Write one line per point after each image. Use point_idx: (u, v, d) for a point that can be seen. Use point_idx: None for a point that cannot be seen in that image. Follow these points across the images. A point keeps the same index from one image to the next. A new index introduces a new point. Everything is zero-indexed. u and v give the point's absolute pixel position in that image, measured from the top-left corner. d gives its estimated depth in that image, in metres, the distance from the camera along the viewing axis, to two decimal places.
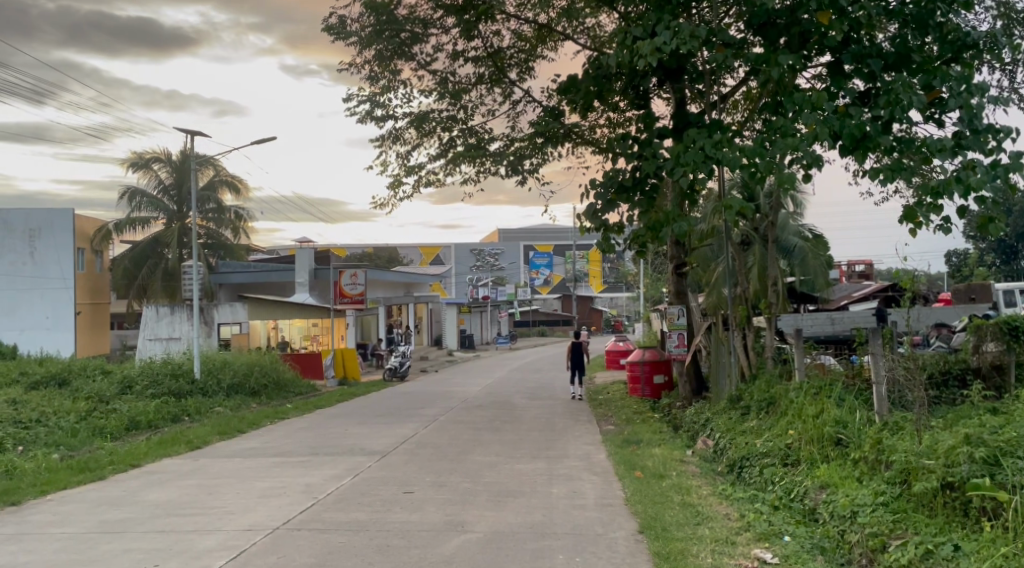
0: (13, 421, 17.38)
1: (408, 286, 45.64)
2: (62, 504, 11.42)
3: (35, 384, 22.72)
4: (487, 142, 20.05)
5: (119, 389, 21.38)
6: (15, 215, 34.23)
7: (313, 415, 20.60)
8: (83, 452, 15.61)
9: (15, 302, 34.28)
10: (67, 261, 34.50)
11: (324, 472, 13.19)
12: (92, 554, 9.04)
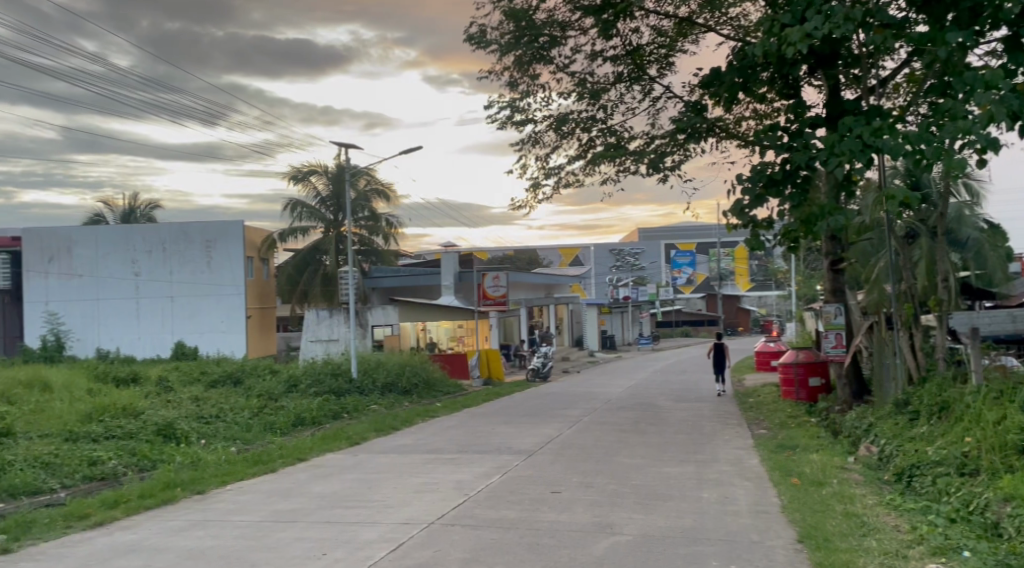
0: (196, 416, 18.38)
1: (549, 287, 45.71)
2: (239, 494, 11.87)
3: (214, 382, 24.04)
4: (628, 141, 19.71)
5: (285, 387, 22.36)
6: (192, 227, 36.02)
7: (461, 413, 20.81)
8: (256, 446, 16.31)
9: (194, 307, 36.32)
10: (239, 269, 36.10)
11: (474, 470, 13.23)
12: (267, 541, 9.31)
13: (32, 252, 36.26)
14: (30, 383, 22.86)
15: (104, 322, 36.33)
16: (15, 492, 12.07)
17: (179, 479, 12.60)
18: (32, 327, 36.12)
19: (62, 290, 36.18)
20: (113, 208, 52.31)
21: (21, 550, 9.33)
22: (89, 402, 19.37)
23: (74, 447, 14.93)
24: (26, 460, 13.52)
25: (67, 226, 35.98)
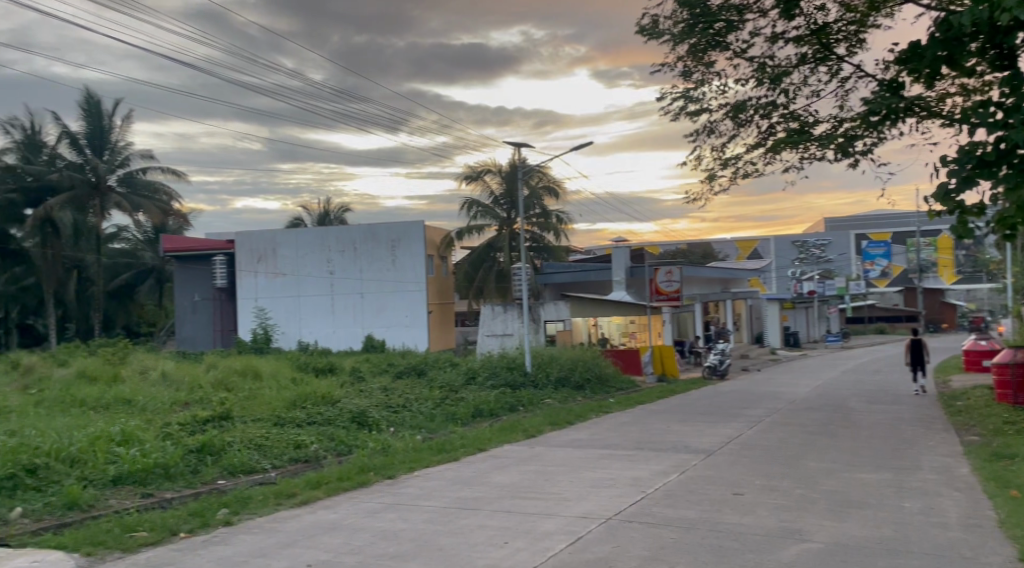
0: (386, 405, 18.88)
1: (726, 281, 44.26)
2: (424, 480, 11.94)
3: (400, 373, 24.75)
4: (813, 125, 18.55)
5: (464, 379, 22.77)
6: (379, 228, 37.20)
7: (637, 410, 20.28)
8: (440, 435, 16.51)
9: (382, 303, 37.44)
10: (421, 267, 36.82)
11: (652, 467, 12.73)
12: (450, 527, 9.24)
13: (244, 254, 38.91)
14: (244, 371, 24.38)
15: (304, 316, 38.38)
16: (234, 471, 12.92)
17: (373, 464, 12.88)
18: (244, 320, 38.94)
19: (268, 288, 38.64)
20: (310, 211, 55.21)
21: (238, 524, 9.78)
22: (293, 390, 20.35)
23: (281, 431, 15.63)
24: (242, 441, 14.33)
25: (272, 230, 38.29)
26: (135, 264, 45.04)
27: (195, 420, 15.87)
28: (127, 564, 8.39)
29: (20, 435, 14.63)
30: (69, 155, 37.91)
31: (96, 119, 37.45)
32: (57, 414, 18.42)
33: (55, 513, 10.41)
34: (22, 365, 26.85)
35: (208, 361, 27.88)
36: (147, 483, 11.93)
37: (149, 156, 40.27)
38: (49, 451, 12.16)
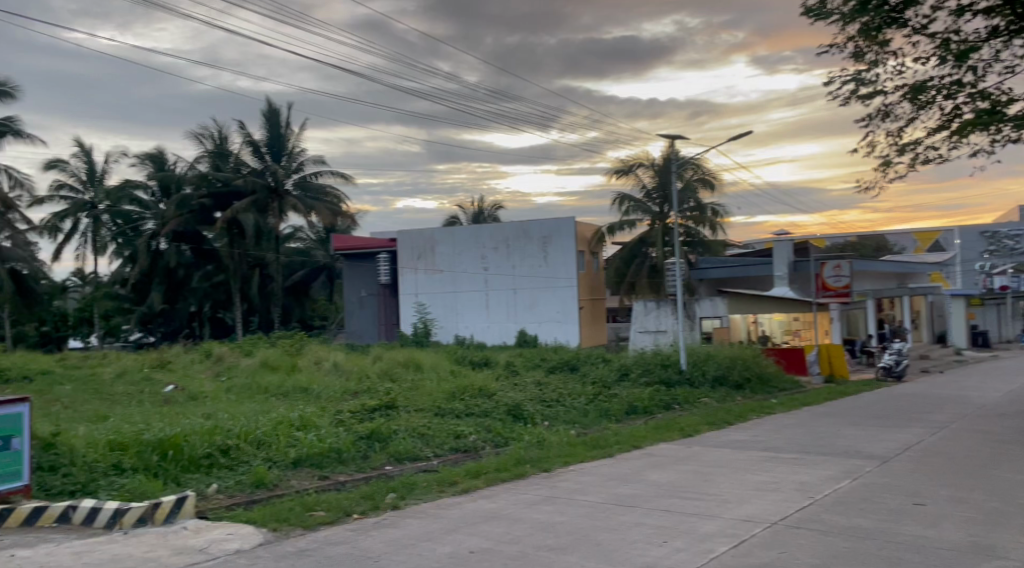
0: (540, 399, 19.33)
1: (902, 277, 42.17)
2: (581, 475, 12.22)
3: (552, 368, 25.19)
4: (1006, 103, 17.54)
5: (617, 375, 23.10)
6: (531, 225, 37.80)
7: (802, 412, 19.80)
8: (594, 431, 16.73)
9: (535, 299, 37.94)
10: (572, 263, 37.14)
11: (820, 472, 12.50)
12: (609, 522, 9.49)
13: (405, 251, 40.46)
14: (407, 363, 25.46)
15: (461, 311, 39.51)
16: (399, 458, 13.57)
17: (529, 456, 13.28)
18: (405, 315, 40.57)
19: (427, 284, 39.99)
20: (465, 209, 56.78)
21: (405, 507, 10.37)
22: (454, 382, 21.13)
23: (442, 421, 16.30)
24: (407, 430, 15.05)
25: (431, 228, 39.60)
26: (310, 262, 47.63)
27: (364, 409, 16.79)
28: (308, 540, 9.08)
29: (210, 419, 15.92)
30: (252, 162, 40.52)
31: (275, 127, 39.71)
32: (244, 400, 19.92)
33: (245, 491, 11.38)
34: (211, 354, 29.01)
35: (376, 353, 29.29)
36: (324, 466, 12.79)
37: (321, 161, 42.43)
38: (239, 433, 13.19)
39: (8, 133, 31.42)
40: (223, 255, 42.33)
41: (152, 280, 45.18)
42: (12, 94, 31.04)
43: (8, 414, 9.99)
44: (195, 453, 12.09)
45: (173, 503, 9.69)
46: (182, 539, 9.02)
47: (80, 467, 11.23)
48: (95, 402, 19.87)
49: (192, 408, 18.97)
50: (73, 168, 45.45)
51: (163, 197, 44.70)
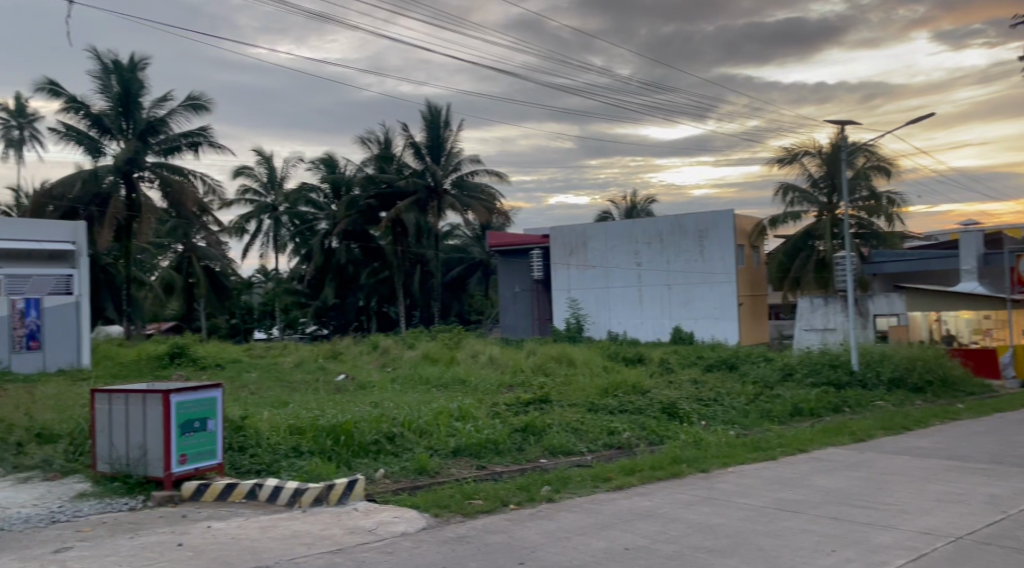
0: (697, 397, 19.53)
1: None
2: (742, 477, 12.44)
3: (710, 366, 25.19)
4: None
5: (781, 375, 22.93)
6: (687, 219, 37.53)
7: (992, 419, 18.99)
8: (755, 432, 16.80)
9: (690, 294, 37.65)
10: (730, 258, 36.49)
11: (1012, 485, 12.14)
12: (774, 527, 9.70)
13: (558, 247, 41.13)
14: (560, 358, 26.10)
15: (614, 308, 39.74)
16: (553, 451, 14.14)
17: (686, 456, 13.57)
18: (558, 310, 41.26)
19: (580, 280, 40.52)
20: (617, 204, 56.98)
21: (559, 500, 10.90)
22: (607, 378, 21.59)
23: (596, 416, 16.81)
24: (561, 424, 15.63)
25: (583, 224, 40.23)
26: (467, 259, 49.31)
27: (519, 402, 17.50)
28: (467, 527, 9.67)
29: (377, 407, 17.00)
30: (414, 163, 42.28)
31: (435, 129, 41.48)
32: (407, 390, 21.10)
33: (409, 476, 12.11)
34: (378, 347, 30.60)
35: (531, 347, 30.17)
36: (481, 456, 13.46)
37: (476, 160, 43.72)
38: (404, 421, 14.01)
39: (202, 143, 34.28)
40: (389, 252, 44.83)
41: (325, 276, 48.18)
42: (205, 107, 33.84)
43: (204, 398, 11.14)
44: (365, 439, 12.97)
45: (345, 486, 10.69)
46: (353, 519, 9.86)
47: (265, 449, 12.36)
48: (278, 389, 21.61)
49: (361, 396, 20.28)
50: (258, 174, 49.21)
51: (335, 198, 47.56)
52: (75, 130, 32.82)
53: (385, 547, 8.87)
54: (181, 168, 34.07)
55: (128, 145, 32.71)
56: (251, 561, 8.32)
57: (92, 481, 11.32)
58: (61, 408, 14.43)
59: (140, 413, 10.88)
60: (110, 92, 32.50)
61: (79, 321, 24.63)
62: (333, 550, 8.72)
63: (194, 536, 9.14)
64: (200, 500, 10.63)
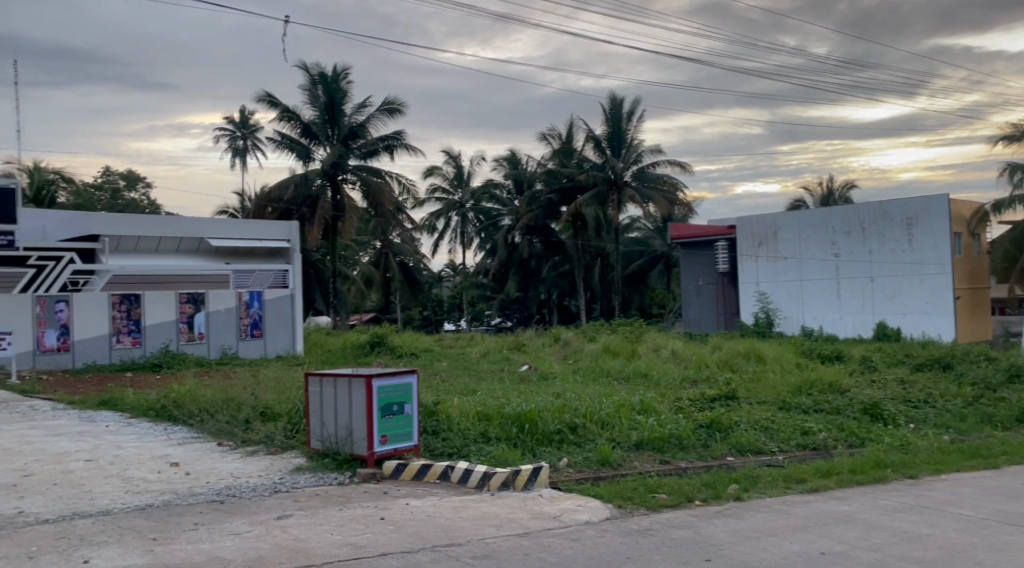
0: (906, 399, 18.93)
1: None
2: (957, 486, 12.00)
3: (920, 364, 24.10)
4: None
5: (1006, 377, 21.46)
6: (894, 205, 35.68)
7: None
8: (973, 437, 16.08)
9: (898, 288, 35.70)
10: (945, 247, 34.36)
11: None
12: (994, 542, 9.04)
13: (745, 239, 40.66)
14: (747, 355, 25.80)
15: (807, 302, 38.55)
16: (741, 449, 14.13)
17: (890, 461, 13.26)
18: (746, 304, 40.62)
19: (770, 272, 39.71)
20: (812, 192, 55.31)
21: (748, 499, 10.82)
22: (799, 376, 21.21)
23: (788, 415, 16.72)
24: (749, 422, 15.63)
25: (772, 215, 39.46)
26: (647, 251, 49.75)
27: (704, 398, 17.62)
28: (651, 520, 9.73)
29: (559, 398, 17.63)
30: (595, 157, 42.60)
31: (616, 121, 41.29)
32: (589, 382, 21.66)
33: (592, 467, 12.39)
34: (561, 339, 31.30)
35: (720, 342, 29.96)
36: (664, 451, 13.63)
37: (657, 150, 43.73)
38: (585, 413, 14.46)
39: (397, 146, 36.27)
40: (568, 247, 45.98)
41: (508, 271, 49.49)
42: (400, 110, 35.78)
43: (401, 383, 12.11)
44: (548, 429, 13.50)
45: (530, 472, 11.14)
46: (539, 505, 10.18)
47: (455, 433, 13.27)
48: (466, 377, 22.77)
49: (545, 386, 21.04)
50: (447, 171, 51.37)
51: (517, 194, 48.74)
52: (289, 138, 35.69)
53: (571, 534, 9.08)
54: (379, 170, 36.22)
55: (333, 150, 35.16)
56: (445, 539, 8.78)
57: (307, 456, 12.55)
58: (280, 390, 15.98)
59: (347, 397, 11.97)
60: (318, 102, 35.09)
61: (294, 311, 26.86)
62: (520, 533, 9.05)
63: (394, 512, 9.83)
64: (398, 478, 11.58)
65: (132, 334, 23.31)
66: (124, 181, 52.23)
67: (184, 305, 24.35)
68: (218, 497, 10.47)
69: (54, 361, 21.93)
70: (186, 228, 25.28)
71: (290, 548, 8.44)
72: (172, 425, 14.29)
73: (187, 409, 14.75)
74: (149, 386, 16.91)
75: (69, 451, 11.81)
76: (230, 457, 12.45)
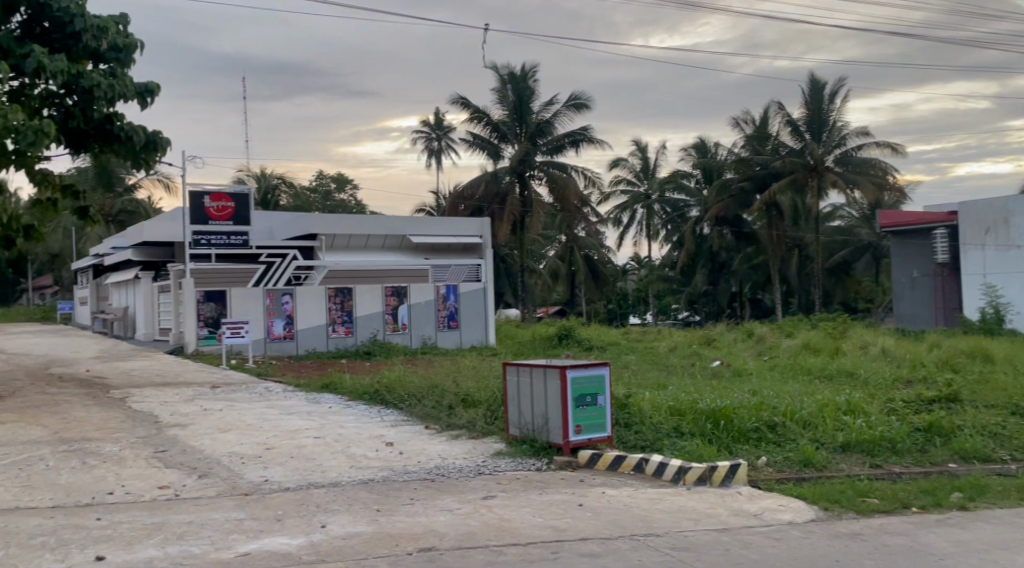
0: None
1: None
2: None
3: None
4: None
5: None
6: None
7: None
8: None
9: None
10: None
11: None
12: None
13: (970, 226, 35.92)
14: (972, 354, 24.39)
15: None
16: (965, 456, 13.43)
17: None
18: (970, 297, 35.93)
19: (1000, 262, 34.63)
20: None
21: (972, 510, 10.44)
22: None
23: (1019, 421, 15.82)
24: (975, 427, 14.89)
25: (1004, 196, 34.53)
26: (853, 241, 47.90)
27: (922, 399, 16.96)
28: (861, 525, 9.62)
29: (756, 395, 17.58)
30: (791, 142, 41.47)
31: (816, 102, 39.71)
32: (789, 380, 21.32)
33: (794, 467, 12.28)
34: (754, 334, 30.89)
35: (936, 339, 28.34)
36: (874, 454, 13.17)
37: (865, 132, 41.94)
38: (785, 412, 14.33)
39: (583, 140, 36.79)
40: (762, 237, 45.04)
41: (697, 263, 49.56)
42: (586, 105, 36.38)
43: (595, 374, 12.40)
44: (744, 426, 13.50)
45: (728, 469, 11.27)
46: (739, 503, 10.35)
47: (648, 427, 13.55)
48: (656, 371, 22.99)
49: (742, 382, 20.94)
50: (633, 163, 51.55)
51: (706, 183, 48.44)
52: (480, 138, 37.08)
53: (774, 534, 9.14)
54: (565, 165, 36.87)
55: (521, 147, 36.20)
56: (644, 529, 9.09)
57: (506, 442, 13.27)
58: (480, 378, 16.90)
59: (543, 386, 12.51)
60: (507, 101, 36.37)
61: (487, 305, 27.94)
62: (720, 529, 9.22)
63: (593, 500, 10.29)
64: (594, 467, 12.02)
65: (345, 324, 25.14)
66: (334, 184, 55.82)
67: (390, 298, 25.99)
68: (430, 476, 11.32)
69: (280, 347, 24.12)
70: (389, 227, 26.97)
71: (498, 526, 9.00)
72: (386, 408, 15.49)
73: (398, 394, 15.92)
74: (364, 372, 18.33)
75: (301, 429, 13.12)
76: (437, 440, 13.37)
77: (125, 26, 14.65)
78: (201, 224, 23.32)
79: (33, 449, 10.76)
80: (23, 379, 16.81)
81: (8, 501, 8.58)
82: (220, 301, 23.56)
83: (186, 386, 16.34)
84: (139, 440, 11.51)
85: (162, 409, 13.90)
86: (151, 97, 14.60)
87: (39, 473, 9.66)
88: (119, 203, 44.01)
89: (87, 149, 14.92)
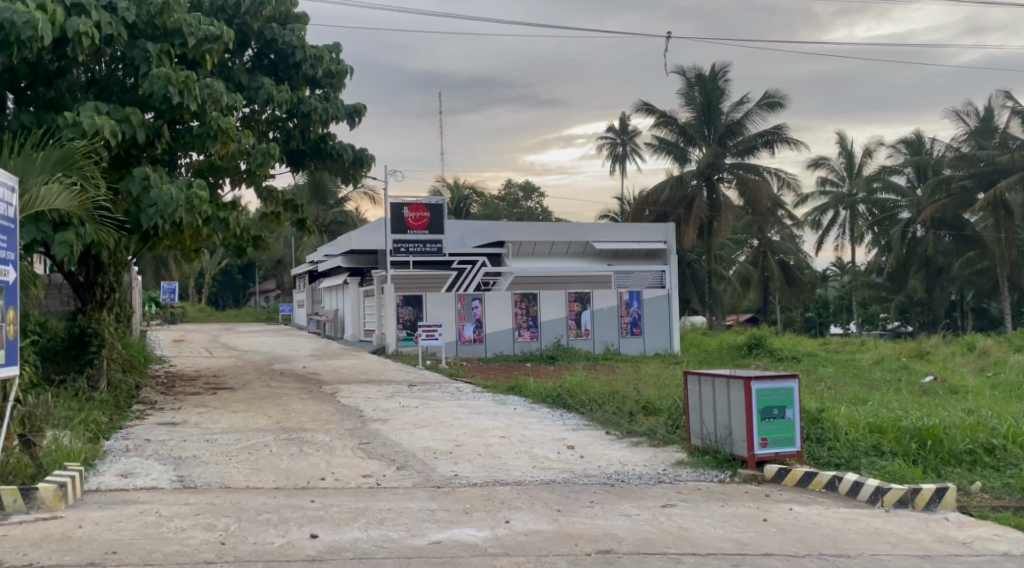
0: None
1: None
2: None
3: None
4: None
5: None
6: None
7: None
8: None
9: None
10: None
11: None
12: None
13: None
14: None
15: None
16: None
17: None
18: None
19: None
20: None
21: None
22: None
23: None
24: None
25: None
26: None
27: None
28: None
29: (969, 415, 16.74)
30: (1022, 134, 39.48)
31: None
32: (1008, 399, 20.05)
33: (1014, 494, 11.73)
34: (975, 348, 29.18)
35: None
36: None
37: None
38: (1006, 433, 13.67)
39: (776, 140, 35.90)
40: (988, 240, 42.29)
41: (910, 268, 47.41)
42: (780, 103, 35.60)
43: (783, 387, 12.40)
44: (955, 447, 13.03)
45: (934, 492, 10.96)
46: (944, 530, 10.10)
47: (843, 444, 13.31)
48: (855, 385, 22.29)
49: (951, 400, 20.04)
50: (834, 162, 49.85)
51: (918, 182, 46.25)
52: (666, 142, 37.13)
53: (983, 564, 8.91)
54: (758, 167, 36.16)
55: (709, 150, 35.92)
56: (833, 549, 9.12)
57: (688, 452, 13.47)
58: (659, 386, 17.17)
59: (727, 398, 12.66)
60: (695, 102, 36.19)
61: (671, 311, 27.98)
62: (920, 555, 9.09)
63: (776, 515, 10.37)
64: (781, 482, 12.03)
65: (531, 329, 26.04)
66: (522, 192, 57.33)
67: (573, 304, 26.61)
68: (611, 481, 11.75)
69: (471, 349, 25.35)
70: (576, 234, 27.79)
71: (677, 535, 9.33)
72: (567, 412, 16.09)
73: (579, 398, 16.48)
74: (548, 376, 19.04)
75: (490, 428, 13.90)
76: (619, 446, 13.75)
77: (337, 54, 16.09)
78: (401, 233, 24.86)
79: (259, 436, 12.13)
80: (249, 372, 18.74)
81: (240, 481, 9.79)
82: (417, 305, 25.20)
83: (387, 384, 17.62)
84: (346, 432, 12.69)
85: (366, 404, 15.13)
86: (358, 117, 15.95)
87: (265, 457, 10.92)
88: (332, 214, 47.32)
89: (304, 166, 16.44)
